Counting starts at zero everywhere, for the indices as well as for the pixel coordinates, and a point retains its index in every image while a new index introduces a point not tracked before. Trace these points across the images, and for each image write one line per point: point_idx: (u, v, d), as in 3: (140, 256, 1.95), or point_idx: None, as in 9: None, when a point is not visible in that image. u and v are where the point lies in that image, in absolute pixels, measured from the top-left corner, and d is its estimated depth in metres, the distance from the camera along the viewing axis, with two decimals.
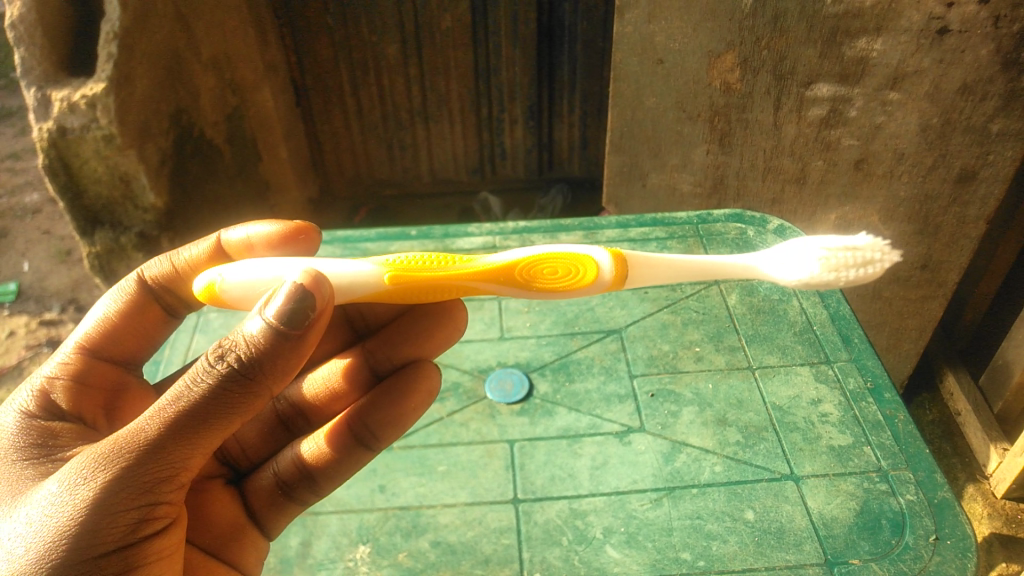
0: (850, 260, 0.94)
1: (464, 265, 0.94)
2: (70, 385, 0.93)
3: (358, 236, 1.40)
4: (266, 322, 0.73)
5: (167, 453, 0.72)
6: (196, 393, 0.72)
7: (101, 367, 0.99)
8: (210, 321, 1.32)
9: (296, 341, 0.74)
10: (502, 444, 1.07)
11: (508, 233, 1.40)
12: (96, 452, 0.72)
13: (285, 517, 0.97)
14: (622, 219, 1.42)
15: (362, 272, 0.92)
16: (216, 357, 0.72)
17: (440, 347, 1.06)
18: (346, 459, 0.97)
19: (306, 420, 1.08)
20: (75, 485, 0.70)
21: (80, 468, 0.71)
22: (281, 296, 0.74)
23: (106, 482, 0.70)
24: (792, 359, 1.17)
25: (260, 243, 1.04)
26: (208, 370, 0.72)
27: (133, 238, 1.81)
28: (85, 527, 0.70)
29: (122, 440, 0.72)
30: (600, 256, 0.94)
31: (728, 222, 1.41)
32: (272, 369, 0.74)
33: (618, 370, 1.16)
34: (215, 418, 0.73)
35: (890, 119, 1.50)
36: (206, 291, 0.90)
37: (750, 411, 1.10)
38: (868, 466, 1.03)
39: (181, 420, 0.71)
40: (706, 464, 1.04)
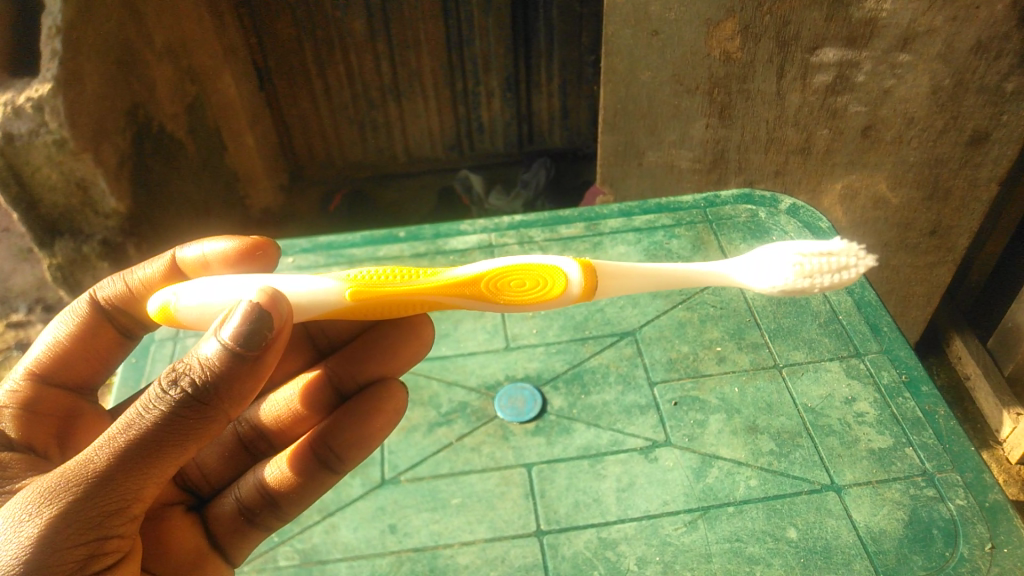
0: (825, 266, 0.86)
1: (433, 279, 0.83)
2: (20, 412, 0.84)
3: (342, 242, 1.29)
4: (221, 344, 0.65)
5: (118, 484, 0.64)
6: (146, 421, 0.64)
7: (54, 394, 0.89)
8: (189, 346, 1.19)
9: (256, 362, 0.67)
10: (519, 470, 0.99)
11: (504, 229, 1.30)
12: (40, 485, 0.63)
13: (247, 541, 0.89)
14: (626, 207, 1.32)
15: (323, 291, 0.81)
16: (169, 381, 0.65)
17: (410, 360, 0.97)
18: (309, 484, 0.89)
19: (271, 443, 0.97)
20: (12, 526, 0.61)
21: (16, 508, 0.62)
22: (236, 315, 0.67)
23: (52, 517, 0.62)
24: (820, 354, 1.09)
25: (217, 260, 0.93)
26: (161, 395, 0.64)
27: (96, 247, 1.70)
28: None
29: (66, 473, 0.63)
30: (568, 269, 0.84)
31: (737, 203, 1.32)
32: (230, 395, 0.66)
33: (637, 378, 1.08)
34: (168, 447, 0.65)
35: (899, 82, 1.41)
36: (162, 312, 0.80)
37: (782, 416, 1.02)
38: (912, 469, 0.96)
39: (133, 448, 0.64)
40: (741, 479, 0.96)
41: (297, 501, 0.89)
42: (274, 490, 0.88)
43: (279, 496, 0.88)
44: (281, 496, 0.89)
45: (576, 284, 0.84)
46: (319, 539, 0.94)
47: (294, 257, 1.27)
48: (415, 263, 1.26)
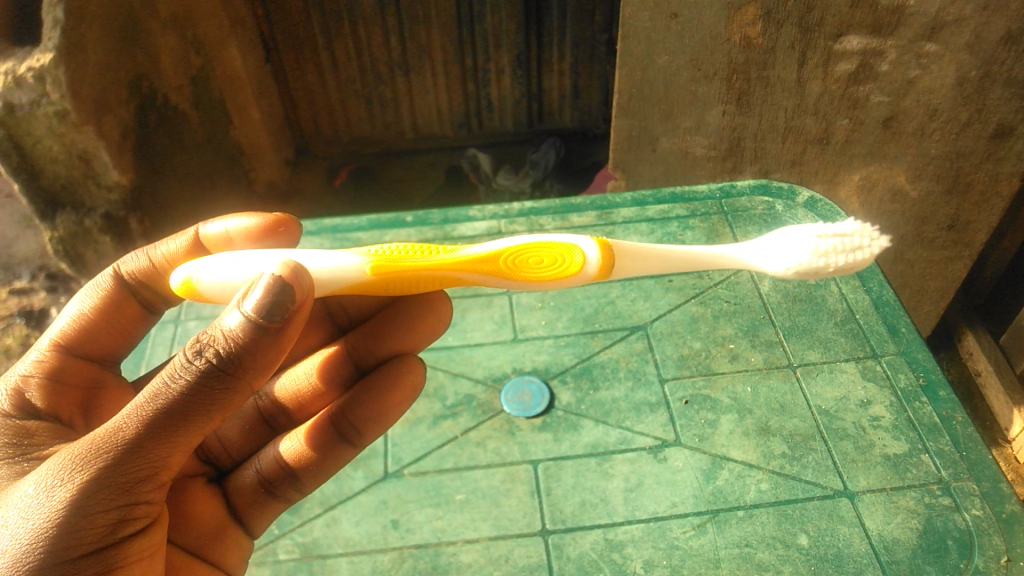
0: (840, 247, 0.82)
1: (455, 256, 0.81)
2: (46, 382, 0.82)
3: (348, 225, 1.27)
4: (245, 316, 0.64)
5: (146, 453, 0.64)
6: (172, 391, 0.63)
7: (79, 366, 0.87)
8: (190, 330, 1.16)
9: (280, 334, 0.66)
10: (525, 466, 0.97)
11: (513, 216, 1.27)
12: (72, 451, 0.63)
13: (269, 514, 0.88)
14: (639, 196, 1.29)
15: (343, 265, 0.78)
16: (194, 352, 0.64)
17: (428, 338, 0.94)
18: (328, 456, 0.88)
19: (289, 416, 0.94)
20: (42, 492, 0.62)
21: (46, 475, 0.63)
22: (258, 287, 0.66)
23: (83, 484, 0.62)
24: (835, 354, 1.07)
25: (240, 236, 0.90)
26: (186, 366, 0.63)
27: (98, 221, 1.68)
28: (54, 539, 0.61)
29: (94, 442, 0.63)
30: (585, 249, 0.81)
31: (754, 194, 1.29)
32: (255, 367, 0.65)
33: (647, 374, 1.05)
34: (194, 418, 0.64)
35: (924, 72, 1.37)
36: (184, 287, 0.77)
37: (795, 417, 1.00)
38: (928, 477, 0.94)
39: (160, 418, 0.63)
40: (752, 482, 0.94)
41: (318, 473, 0.88)
42: (292, 464, 0.87)
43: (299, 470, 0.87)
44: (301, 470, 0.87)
45: (593, 263, 0.81)
46: (320, 533, 0.92)
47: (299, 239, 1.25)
48: None
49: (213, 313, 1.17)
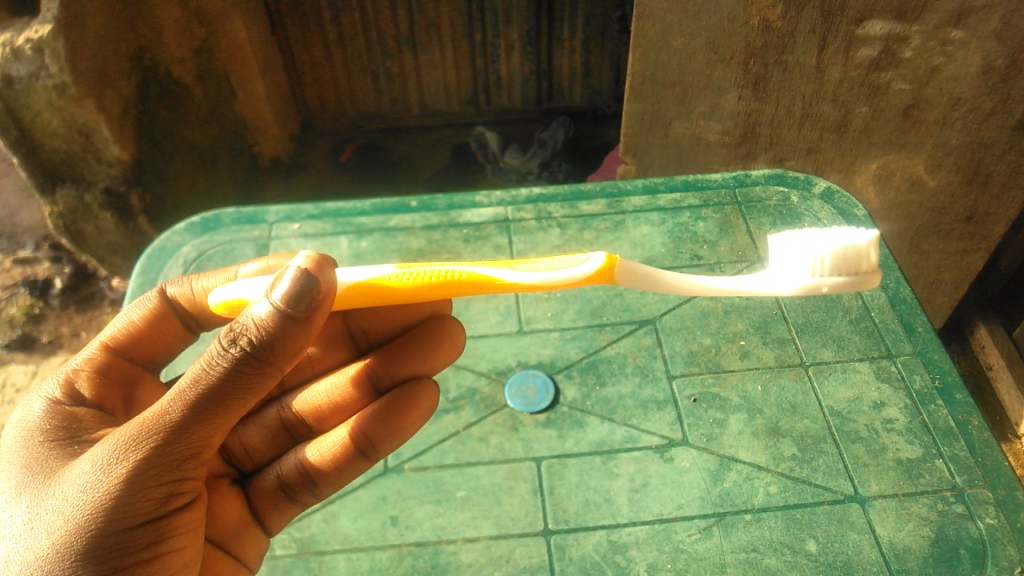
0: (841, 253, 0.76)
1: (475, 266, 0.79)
2: (93, 376, 0.83)
3: (351, 209, 1.23)
4: (273, 306, 0.66)
5: (191, 432, 0.68)
6: (210, 378, 0.67)
7: (124, 368, 0.87)
8: None
9: (307, 320, 0.68)
10: (528, 464, 0.95)
11: (521, 202, 1.24)
12: (124, 431, 0.68)
13: (289, 515, 0.88)
14: (650, 184, 1.25)
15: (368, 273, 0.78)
16: (228, 340, 0.67)
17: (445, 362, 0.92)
18: (344, 465, 0.87)
19: (308, 427, 0.93)
20: (97, 472, 0.67)
21: (100, 456, 0.68)
22: (284, 280, 0.68)
23: (136, 462, 0.67)
24: (849, 354, 1.04)
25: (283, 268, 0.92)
26: (222, 354, 0.66)
27: (99, 195, 1.72)
28: (113, 510, 0.67)
29: (142, 425, 0.67)
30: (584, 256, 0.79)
31: (768, 184, 1.25)
32: (286, 352, 0.69)
33: (655, 371, 1.03)
34: (231, 401, 0.68)
35: (949, 60, 1.32)
36: (222, 304, 0.77)
37: (806, 418, 0.97)
38: (942, 483, 0.91)
39: (201, 401, 0.67)
40: (760, 485, 0.92)
41: (334, 482, 0.87)
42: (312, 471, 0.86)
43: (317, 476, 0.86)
44: (319, 475, 0.87)
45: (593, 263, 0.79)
46: (318, 529, 0.90)
47: (301, 223, 1.22)
48: (427, 235, 1.20)
49: None
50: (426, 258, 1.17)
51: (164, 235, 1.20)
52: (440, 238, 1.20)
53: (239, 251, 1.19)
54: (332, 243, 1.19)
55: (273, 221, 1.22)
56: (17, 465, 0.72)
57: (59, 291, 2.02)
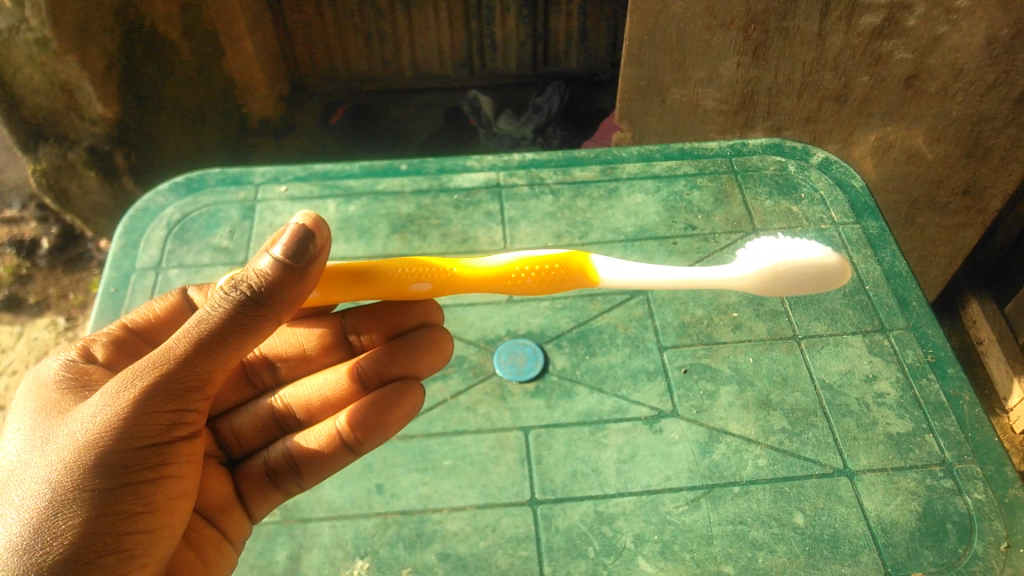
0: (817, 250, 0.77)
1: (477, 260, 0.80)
2: (110, 346, 0.83)
3: (339, 171, 1.21)
4: (273, 256, 0.69)
5: (194, 367, 0.69)
6: (213, 319, 0.69)
7: (141, 348, 0.86)
8: (172, 280, 1.09)
9: (304, 273, 0.71)
10: (515, 433, 0.94)
11: (513, 168, 1.21)
12: (129, 368, 0.70)
13: (273, 502, 0.86)
14: (646, 151, 1.23)
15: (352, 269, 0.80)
16: (230, 286, 0.69)
17: (437, 365, 0.90)
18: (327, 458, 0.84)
19: (298, 418, 0.91)
20: (103, 400, 0.68)
21: (105, 390, 0.69)
22: (285, 233, 0.70)
23: (140, 393, 0.68)
24: (842, 327, 1.03)
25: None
26: (224, 297, 0.69)
27: (82, 154, 1.71)
28: (118, 437, 0.68)
29: (148, 360, 0.69)
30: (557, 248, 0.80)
31: (766, 153, 1.23)
32: (285, 301, 0.71)
33: (646, 342, 1.01)
34: (233, 341, 0.70)
35: (953, 30, 1.30)
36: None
37: (797, 391, 0.97)
38: (930, 458, 0.91)
39: (204, 338, 0.69)
40: (749, 457, 0.91)
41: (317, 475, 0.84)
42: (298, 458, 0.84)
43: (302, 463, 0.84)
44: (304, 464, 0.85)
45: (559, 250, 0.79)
46: (302, 496, 0.89)
47: (287, 185, 1.19)
48: (417, 199, 1.18)
49: (197, 262, 1.10)
50: (415, 223, 1.15)
51: (147, 196, 1.17)
52: (430, 203, 1.17)
53: (224, 213, 1.16)
54: (320, 206, 1.17)
55: (259, 182, 1.19)
56: (23, 406, 0.73)
57: (45, 251, 1.99)
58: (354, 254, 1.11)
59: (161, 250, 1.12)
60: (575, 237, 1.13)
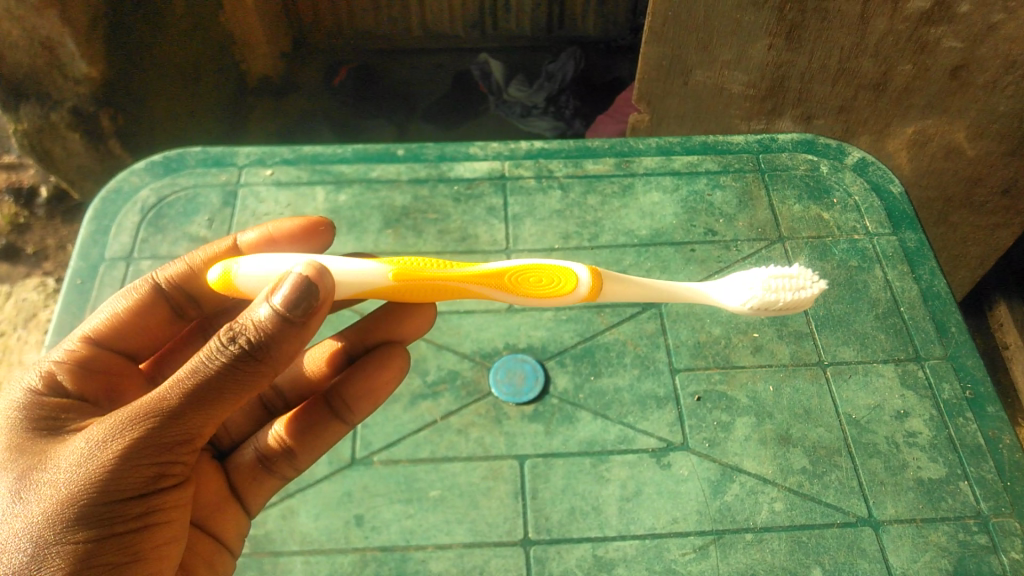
0: (787, 283, 0.79)
1: (489, 267, 0.76)
2: (77, 368, 0.75)
3: (330, 155, 1.10)
4: (274, 309, 0.64)
5: (185, 424, 0.64)
6: (206, 371, 0.63)
7: (113, 363, 0.79)
8: (144, 271, 1.00)
9: (303, 326, 0.66)
10: (510, 462, 0.86)
11: (520, 157, 1.11)
12: (116, 419, 0.64)
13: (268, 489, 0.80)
14: (665, 143, 1.12)
15: (353, 266, 0.74)
16: (227, 338, 0.64)
17: (422, 327, 0.85)
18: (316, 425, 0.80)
19: (285, 401, 0.87)
20: (85, 453, 0.63)
21: (89, 442, 0.63)
22: (285, 283, 0.65)
23: (127, 450, 0.63)
24: (873, 354, 0.93)
25: (281, 235, 0.84)
26: (221, 351, 0.63)
27: (65, 115, 1.60)
28: (101, 496, 0.62)
29: (136, 412, 0.63)
30: (576, 270, 0.77)
31: (796, 151, 1.12)
32: (279, 357, 0.66)
33: (656, 363, 0.93)
34: (228, 394, 0.65)
35: (1009, 19, 1.18)
36: (221, 280, 0.73)
37: (820, 426, 0.88)
38: (964, 510, 0.83)
39: (199, 393, 0.63)
40: (765, 500, 0.83)
41: (314, 450, 0.80)
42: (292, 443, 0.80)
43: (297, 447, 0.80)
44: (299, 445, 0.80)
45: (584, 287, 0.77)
46: (274, 526, 0.82)
47: (273, 168, 1.09)
48: (413, 189, 1.08)
49: (171, 253, 1.01)
50: (410, 217, 1.05)
51: (120, 175, 1.08)
52: (427, 194, 1.07)
53: (203, 198, 1.06)
54: (307, 194, 1.07)
55: (243, 164, 1.09)
56: None
57: (44, 202, 1.87)
58: (342, 249, 1.02)
59: (134, 238, 1.03)
60: (585, 239, 1.04)
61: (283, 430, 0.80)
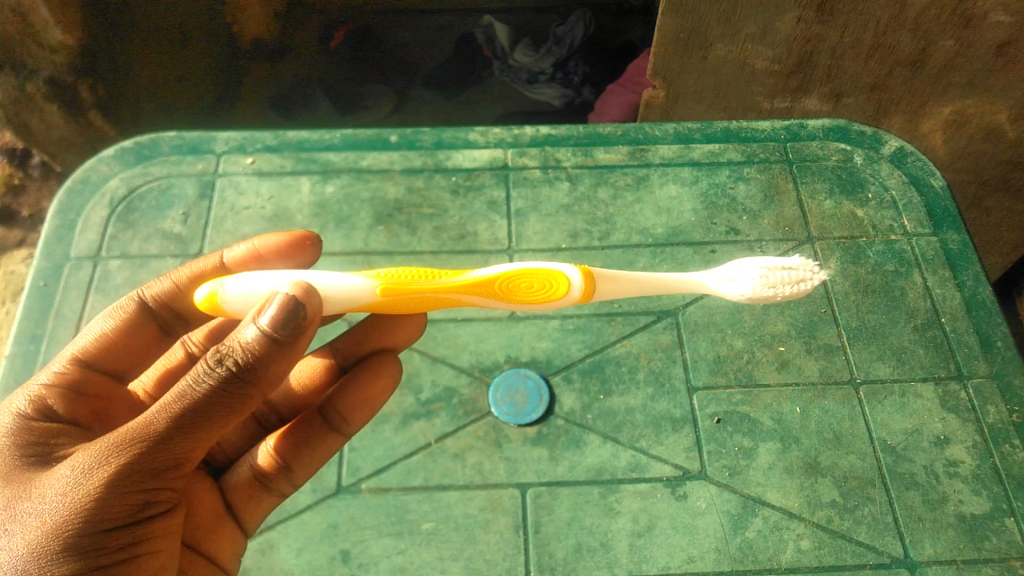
0: (787, 275, 0.68)
1: (473, 275, 0.63)
2: (67, 392, 0.66)
3: (316, 141, 1.01)
4: (262, 329, 0.56)
5: (174, 450, 0.56)
6: (194, 395, 0.56)
7: (105, 386, 0.71)
8: (113, 273, 0.92)
9: (295, 346, 0.59)
10: (510, 491, 0.79)
11: (524, 145, 1.01)
12: (99, 446, 0.56)
13: (267, 509, 0.72)
14: (683, 130, 1.02)
15: (345, 283, 0.62)
16: (214, 359, 0.56)
17: (418, 329, 0.75)
18: (315, 441, 0.72)
19: (280, 413, 0.78)
20: (66, 484, 0.55)
21: (72, 470, 0.56)
22: (271, 303, 0.58)
23: (112, 478, 0.55)
24: (910, 371, 0.85)
25: (269, 250, 0.75)
26: (209, 373, 0.56)
27: (42, 86, 1.38)
28: (85, 530, 0.55)
29: (120, 437, 0.56)
30: (567, 271, 0.64)
31: (827, 138, 1.02)
32: (269, 380, 0.59)
33: (673, 380, 0.84)
34: (218, 419, 0.57)
35: None
36: (208, 300, 0.63)
37: (852, 454, 0.80)
38: (1010, 550, 0.75)
39: (188, 417, 0.56)
40: (791, 538, 0.76)
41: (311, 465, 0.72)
42: (288, 459, 0.71)
43: (294, 464, 0.71)
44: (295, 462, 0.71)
45: (577, 288, 0.64)
46: (252, 562, 0.74)
47: (254, 156, 1.00)
48: (407, 180, 0.99)
49: (143, 252, 0.93)
50: (404, 212, 0.96)
51: (87, 164, 0.99)
52: (423, 186, 0.98)
53: (178, 189, 0.97)
54: (291, 185, 0.98)
55: (222, 152, 1.00)
56: None
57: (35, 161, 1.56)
58: (329, 248, 0.94)
59: (101, 234, 0.94)
60: (594, 238, 0.95)
61: (278, 446, 0.71)
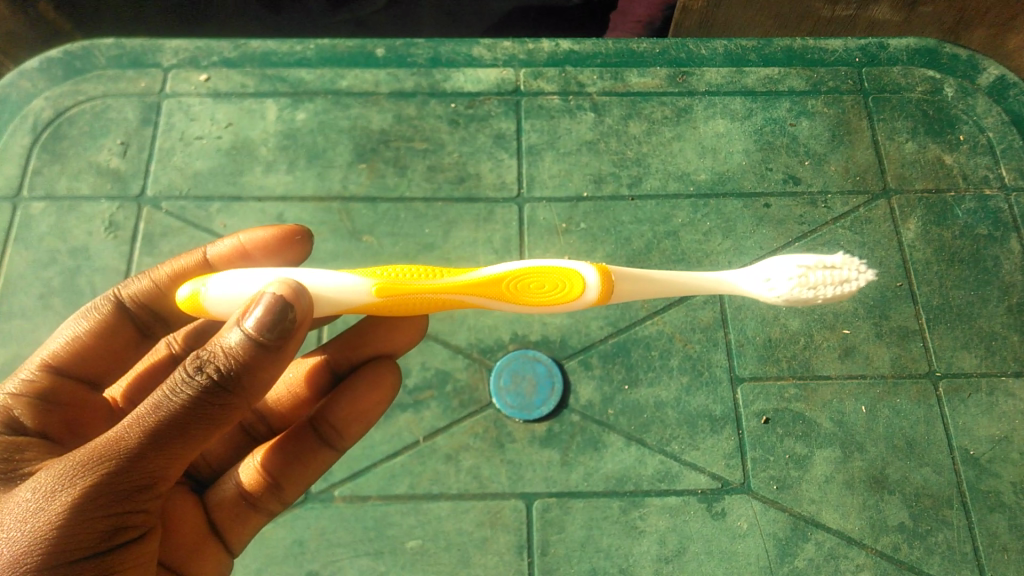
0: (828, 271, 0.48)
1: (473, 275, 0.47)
2: (36, 402, 0.51)
3: (286, 54, 0.82)
4: (249, 329, 0.41)
5: (154, 471, 0.41)
6: (173, 405, 0.41)
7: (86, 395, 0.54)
8: (36, 218, 0.75)
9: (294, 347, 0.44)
10: (513, 503, 0.65)
11: (540, 64, 0.82)
12: (58, 469, 0.41)
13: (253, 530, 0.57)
14: (736, 50, 0.83)
15: (336, 284, 0.46)
16: (195, 365, 0.41)
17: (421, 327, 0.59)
18: (308, 459, 0.57)
19: (271, 424, 0.61)
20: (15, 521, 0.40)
21: (21, 504, 0.40)
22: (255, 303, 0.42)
23: (76, 508, 0.40)
24: (1001, 364, 0.70)
25: (259, 247, 0.57)
26: (190, 379, 0.41)
27: None
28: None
29: (84, 459, 0.41)
30: (582, 268, 0.48)
31: (913, 63, 0.83)
32: (260, 388, 0.43)
33: (713, 368, 0.70)
34: (207, 436, 0.42)
35: None
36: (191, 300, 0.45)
37: (926, 466, 0.66)
38: None
39: (170, 428, 0.41)
40: (847, 569, 0.63)
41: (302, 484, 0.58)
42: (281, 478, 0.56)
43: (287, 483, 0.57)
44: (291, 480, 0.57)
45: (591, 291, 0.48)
46: None
47: (209, 71, 0.81)
48: (394, 107, 0.81)
49: (73, 191, 0.76)
50: (391, 146, 0.79)
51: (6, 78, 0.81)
52: (414, 115, 0.80)
53: (116, 112, 0.80)
54: (254, 109, 0.80)
55: (169, 66, 0.82)
56: None
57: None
58: (300, 190, 0.77)
59: (22, 168, 0.77)
60: (623, 184, 0.78)
61: (267, 462, 0.56)
